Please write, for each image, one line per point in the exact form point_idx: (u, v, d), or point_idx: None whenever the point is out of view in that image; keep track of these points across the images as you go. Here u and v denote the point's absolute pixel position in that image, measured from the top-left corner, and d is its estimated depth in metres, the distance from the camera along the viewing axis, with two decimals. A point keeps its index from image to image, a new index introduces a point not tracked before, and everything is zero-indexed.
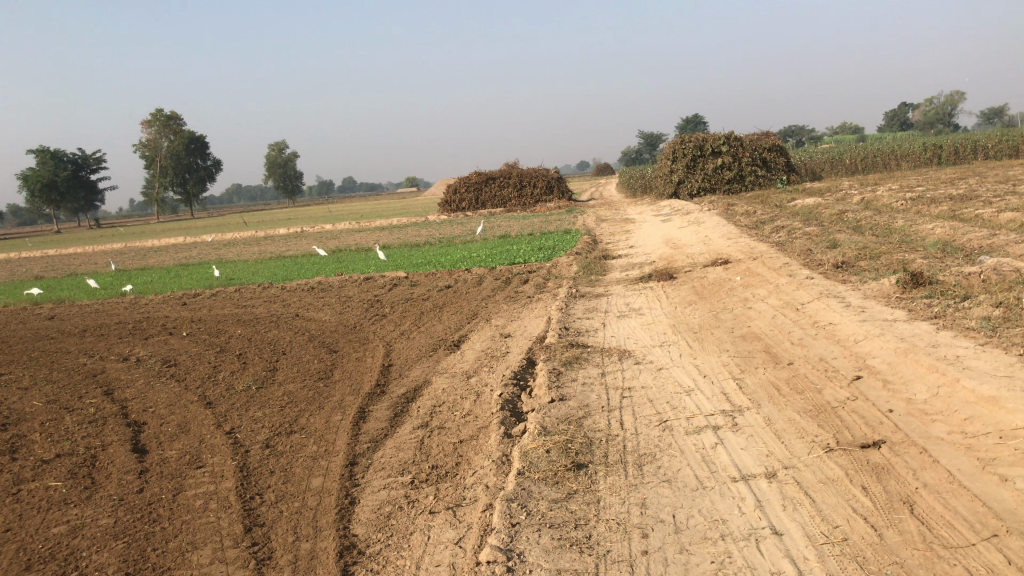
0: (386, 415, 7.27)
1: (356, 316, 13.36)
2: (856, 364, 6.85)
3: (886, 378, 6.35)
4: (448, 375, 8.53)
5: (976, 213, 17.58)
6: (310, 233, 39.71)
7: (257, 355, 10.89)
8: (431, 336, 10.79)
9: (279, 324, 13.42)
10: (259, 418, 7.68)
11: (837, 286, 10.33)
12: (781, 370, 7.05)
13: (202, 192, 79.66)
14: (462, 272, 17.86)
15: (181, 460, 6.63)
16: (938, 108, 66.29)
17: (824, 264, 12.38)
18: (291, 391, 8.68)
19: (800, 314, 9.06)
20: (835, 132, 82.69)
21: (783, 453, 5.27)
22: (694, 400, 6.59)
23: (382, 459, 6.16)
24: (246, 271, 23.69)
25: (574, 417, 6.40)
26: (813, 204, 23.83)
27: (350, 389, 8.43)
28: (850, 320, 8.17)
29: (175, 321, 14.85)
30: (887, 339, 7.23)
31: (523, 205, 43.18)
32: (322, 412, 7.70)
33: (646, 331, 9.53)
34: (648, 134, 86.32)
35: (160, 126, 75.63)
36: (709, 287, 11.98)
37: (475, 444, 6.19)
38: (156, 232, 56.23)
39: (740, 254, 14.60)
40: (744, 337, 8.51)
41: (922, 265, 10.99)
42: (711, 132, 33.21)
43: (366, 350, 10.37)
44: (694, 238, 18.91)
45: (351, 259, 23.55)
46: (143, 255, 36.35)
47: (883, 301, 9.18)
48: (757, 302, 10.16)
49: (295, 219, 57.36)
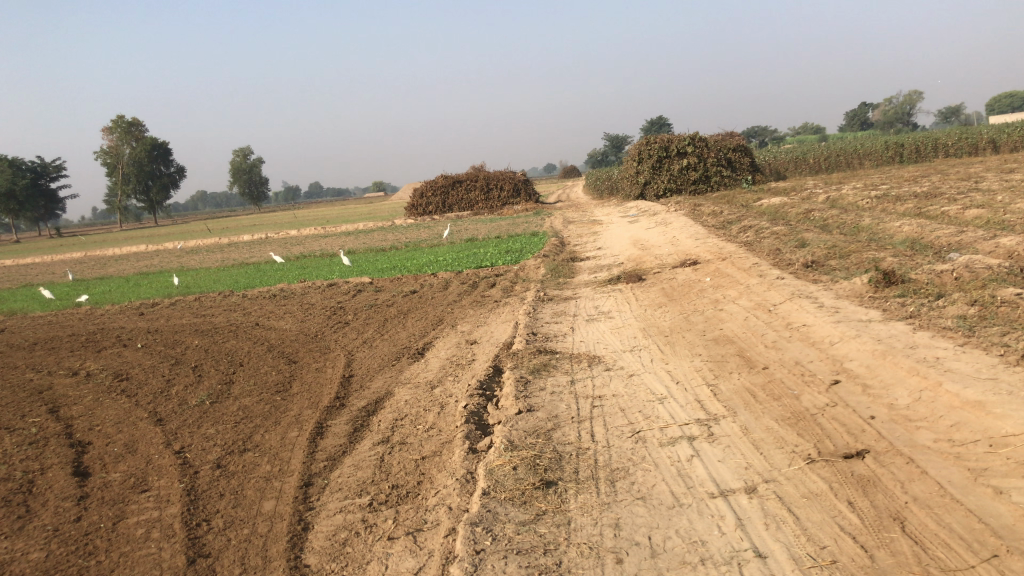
0: (344, 430, 6.90)
1: (318, 324, 12.92)
2: (833, 367, 6.61)
3: (865, 382, 6.12)
4: (411, 385, 8.17)
5: (942, 209, 17.60)
6: (275, 239, 39.07)
7: (213, 367, 10.44)
8: (394, 344, 10.40)
9: (238, 334, 12.95)
10: (210, 435, 7.27)
11: (808, 286, 10.14)
12: (756, 375, 6.79)
13: (165, 199, 78.35)
14: (428, 276, 17.50)
15: (125, 484, 6.21)
16: (898, 108, 67.21)
17: (794, 263, 12.21)
18: (246, 405, 8.26)
19: (773, 316, 8.83)
20: (799, 132, 83.49)
21: (762, 465, 5.00)
22: (668, 409, 6.31)
23: (339, 480, 5.79)
24: (207, 278, 23.10)
25: (542, 429, 6.08)
26: (779, 204, 23.80)
27: (308, 403, 8.03)
28: (825, 322, 7.95)
29: (130, 332, 14.30)
30: (863, 341, 7.00)
31: (490, 208, 42.87)
32: (277, 428, 7.30)
33: (616, 335, 9.25)
34: (614, 137, 86.52)
35: (122, 134, 74.40)
36: (679, 289, 11.75)
37: (438, 461, 5.86)
38: (118, 241, 55.08)
39: (709, 255, 14.41)
40: (717, 340, 8.26)
41: (894, 263, 10.83)
42: (677, 133, 33.20)
43: (327, 360, 9.96)
44: (662, 238, 18.74)
45: (315, 265, 23.08)
46: (102, 265, 35.43)
47: (857, 301, 8.99)
48: (728, 304, 9.93)
49: (259, 225, 56.58)
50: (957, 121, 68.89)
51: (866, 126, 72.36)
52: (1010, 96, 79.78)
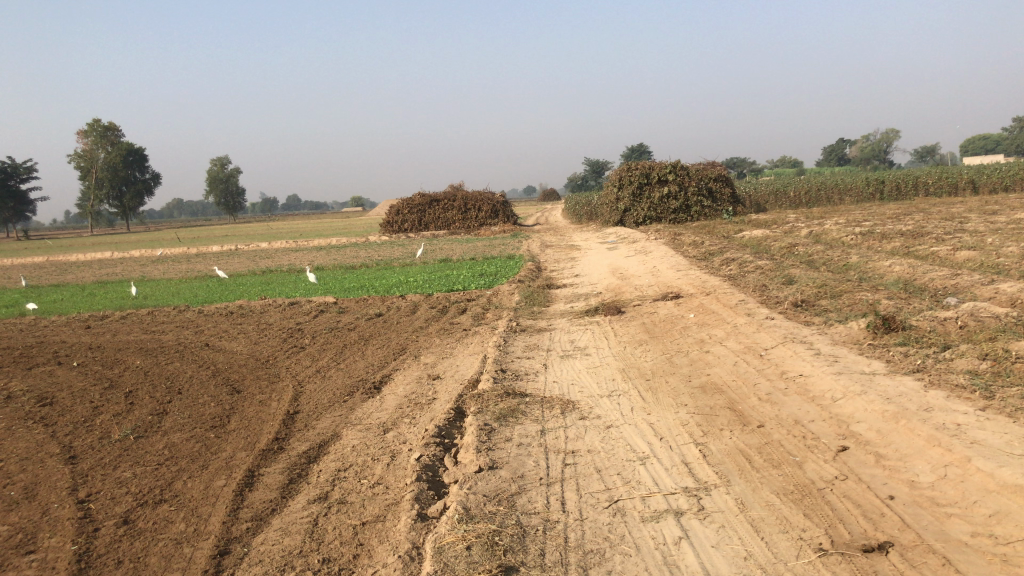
0: (277, 483, 5.99)
1: (270, 348, 11.97)
2: (839, 430, 5.80)
3: (878, 451, 5.31)
4: (361, 428, 7.28)
5: (931, 249, 17.03)
6: (244, 252, 37.90)
7: (148, 394, 9.44)
8: (350, 376, 9.49)
9: (184, 355, 11.93)
10: (125, 480, 6.31)
11: (801, 329, 9.37)
12: (751, 435, 5.97)
13: (138, 206, 76.59)
14: (396, 298, 16.64)
15: (10, 542, 5.25)
16: (874, 146, 67.77)
17: (782, 302, 11.48)
18: (173, 443, 7.32)
19: (764, 362, 8.05)
20: (776, 165, 83.94)
21: (764, 555, 4.17)
22: (650, 473, 5.46)
23: (261, 549, 4.88)
24: (166, 291, 22.02)
25: (504, 494, 5.22)
26: (761, 236, 23.23)
27: (243, 444, 7.10)
28: (824, 373, 7.16)
29: (69, 348, 13.24)
30: (870, 399, 6.22)
31: (467, 228, 42.12)
32: (202, 474, 6.37)
33: (592, 376, 8.42)
34: (593, 162, 86.75)
35: (97, 137, 73.10)
36: (661, 325, 10.96)
37: (379, 529, 4.97)
38: (85, 247, 53.53)
39: (692, 288, 13.69)
40: (704, 389, 7.44)
41: (890, 308, 10.11)
42: (658, 161, 32.62)
43: (272, 391, 9.03)
44: (641, 268, 18.02)
45: (280, 281, 22.07)
46: (63, 270, 34.17)
47: (855, 349, 8.24)
48: (715, 346, 9.13)
49: (233, 236, 55.48)
50: (933, 160, 69.74)
51: (844, 161, 72.66)
52: (984, 138, 80.81)
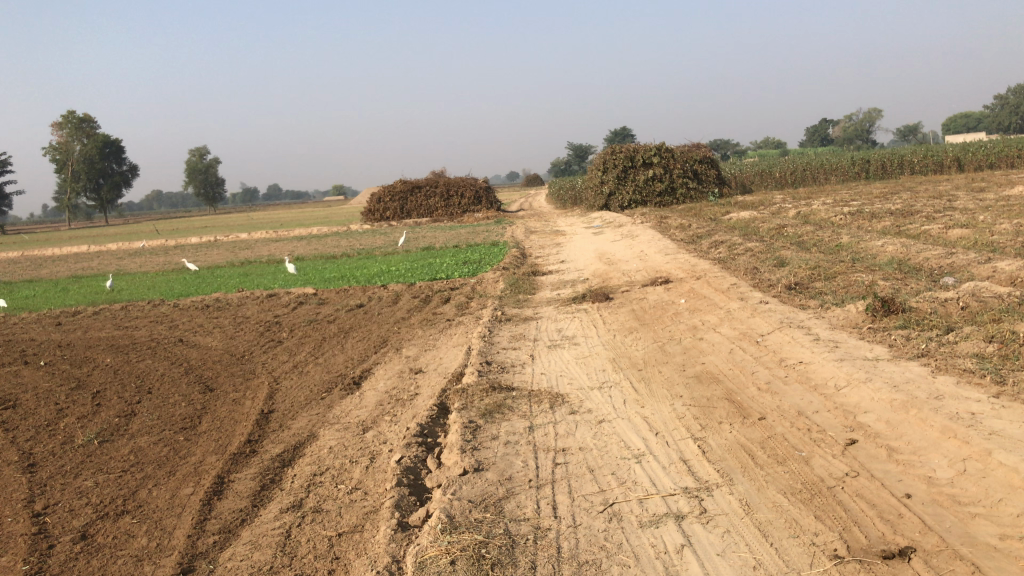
0: (248, 490, 5.58)
1: (247, 343, 11.53)
2: (845, 422, 5.46)
3: (889, 444, 4.97)
4: (339, 427, 6.88)
5: (921, 228, 16.76)
6: (224, 243, 37.28)
7: (116, 394, 8.98)
8: (328, 371, 9.09)
9: (158, 352, 11.47)
10: (85, 490, 5.88)
11: (797, 314, 9.04)
12: (752, 429, 5.62)
13: (117, 198, 75.42)
14: (377, 288, 16.22)
15: None
16: (856, 126, 67.69)
17: (775, 285, 11.14)
18: (139, 447, 6.89)
19: (761, 349, 7.71)
20: (759, 147, 83.77)
21: (776, 564, 3.83)
22: (647, 472, 5.11)
23: (228, 566, 4.49)
24: (142, 284, 21.48)
25: (491, 499, 4.85)
26: (748, 218, 22.91)
27: (214, 447, 6.69)
28: (825, 360, 6.82)
29: (38, 347, 12.73)
30: (876, 387, 5.88)
31: (450, 215, 41.63)
32: (169, 481, 5.96)
33: (582, 367, 8.05)
34: (577, 146, 86.39)
35: (73, 129, 71.72)
36: (651, 311, 10.61)
37: (356, 541, 4.59)
38: (63, 240, 52.66)
39: (681, 272, 13.36)
40: (699, 378, 7.09)
41: (887, 289, 9.78)
42: (642, 143, 32.27)
43: (247, 390, 8.61)
44: (628, 252, 17.66)
45: (260, 272, 21.59)
46: (39, 266, 33.49)
47: (854, 334, 7.91)
48: (709, 332, 8.78)
49: (214, 227, 54.75)
50: (915, 140, 69.83)
51: (826, 142, 72.55)
52: (965, 116, 80.91)
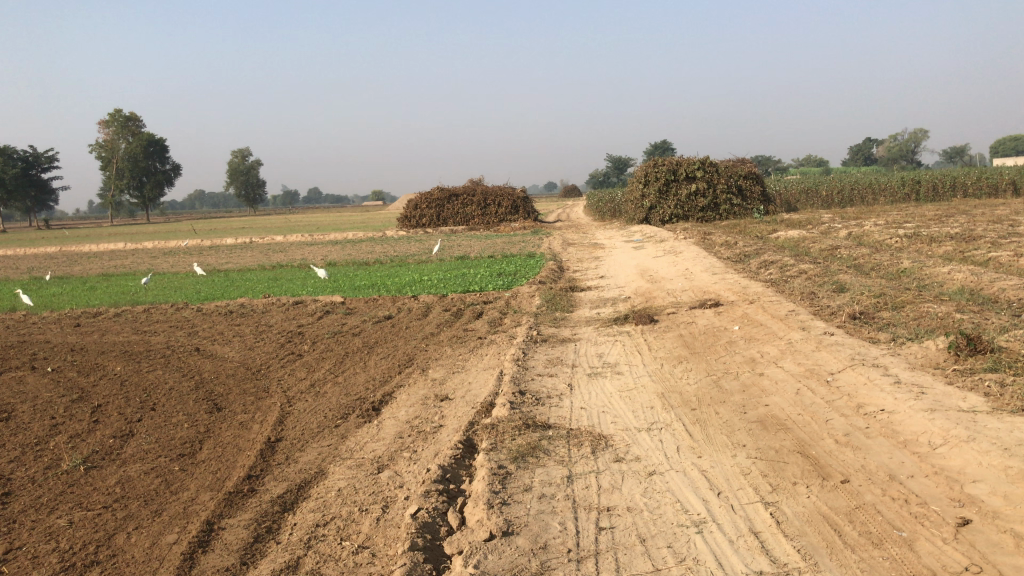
0: (239, 542, 4.79)
1: (264, 355, 10.79)
2: (952, 494, 4.53)
3: (1013, 527, 4.06)
4: (352, 464, 6.07)
5: (988, 255, 15.64)
6: (258, 245, 36.95)
7: (117, 410, 8.26)
8: (347, 394, 8.28)
9: (170, 362, 10.77)
10: (56, 531, 5.11)
11: (869, 349, 8.09)
12: (835, 495, 4.73)
13: (159, 197, 75.74)
14: (407, 299, 15.48)
15: None
16: (902, 146, 66.14)
17: (837, 313, 10.17)
18: (129, 477, 6.13)
19: (833, 391, 6.79)
20: (802, 164, 82.20)
21: None
22: (711, 548, 4.25)
23: None
24: (170, 286, 20.96)
25: None
26: (797, 238, 21.79)
27: (211, 483, 5.91)
28: (913, 409, 5.90)
29: (50, 350, 12.12)
30: (983, 448, 4.93)
31: (486, 223, 40.93)
32: (152, 524, 5.18)
33: (627, 402, 7.18)
34: (616, 159, 85.44)
35: (119, 127, 72.57)
36: (702, 338, 9.71)
37: None
38: (103, 237, 52.74)
39: (731, 295, 12.43)
40: (763, 424, 6.20)
41: (968, 323, 8.78)
42: (686, 157, 31.34)
43: (257, 411, 7.84)
44: (672, 270, 16.76)
45: (289, 277, 20.98)
46: (75, 262, 33.38)
47: (939, 376, 6.96)
48: (770, 366, 7.87)
49: (251, 228, 54.48)
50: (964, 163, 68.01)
51: (871, 161, 70.83)
52: (1015, 139, 78.57)
